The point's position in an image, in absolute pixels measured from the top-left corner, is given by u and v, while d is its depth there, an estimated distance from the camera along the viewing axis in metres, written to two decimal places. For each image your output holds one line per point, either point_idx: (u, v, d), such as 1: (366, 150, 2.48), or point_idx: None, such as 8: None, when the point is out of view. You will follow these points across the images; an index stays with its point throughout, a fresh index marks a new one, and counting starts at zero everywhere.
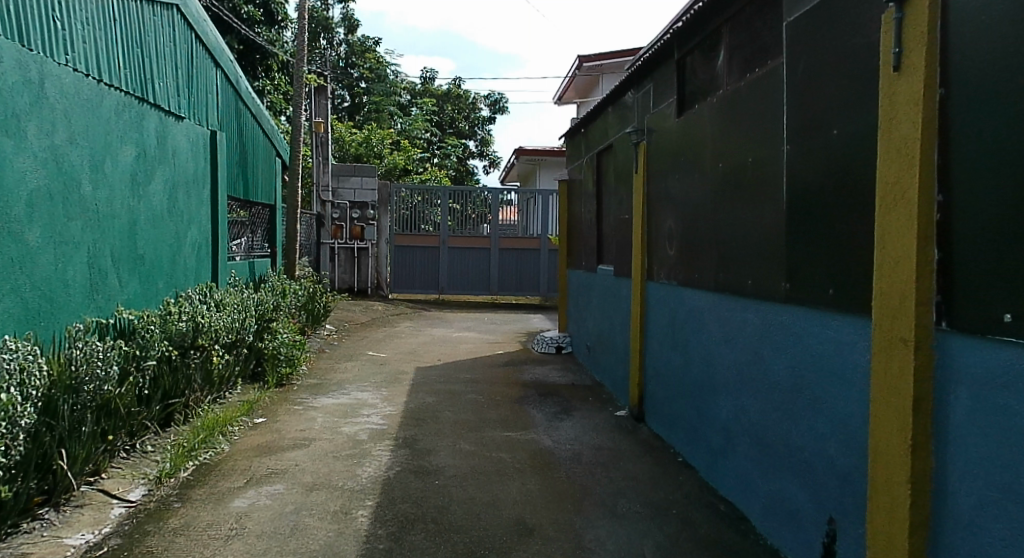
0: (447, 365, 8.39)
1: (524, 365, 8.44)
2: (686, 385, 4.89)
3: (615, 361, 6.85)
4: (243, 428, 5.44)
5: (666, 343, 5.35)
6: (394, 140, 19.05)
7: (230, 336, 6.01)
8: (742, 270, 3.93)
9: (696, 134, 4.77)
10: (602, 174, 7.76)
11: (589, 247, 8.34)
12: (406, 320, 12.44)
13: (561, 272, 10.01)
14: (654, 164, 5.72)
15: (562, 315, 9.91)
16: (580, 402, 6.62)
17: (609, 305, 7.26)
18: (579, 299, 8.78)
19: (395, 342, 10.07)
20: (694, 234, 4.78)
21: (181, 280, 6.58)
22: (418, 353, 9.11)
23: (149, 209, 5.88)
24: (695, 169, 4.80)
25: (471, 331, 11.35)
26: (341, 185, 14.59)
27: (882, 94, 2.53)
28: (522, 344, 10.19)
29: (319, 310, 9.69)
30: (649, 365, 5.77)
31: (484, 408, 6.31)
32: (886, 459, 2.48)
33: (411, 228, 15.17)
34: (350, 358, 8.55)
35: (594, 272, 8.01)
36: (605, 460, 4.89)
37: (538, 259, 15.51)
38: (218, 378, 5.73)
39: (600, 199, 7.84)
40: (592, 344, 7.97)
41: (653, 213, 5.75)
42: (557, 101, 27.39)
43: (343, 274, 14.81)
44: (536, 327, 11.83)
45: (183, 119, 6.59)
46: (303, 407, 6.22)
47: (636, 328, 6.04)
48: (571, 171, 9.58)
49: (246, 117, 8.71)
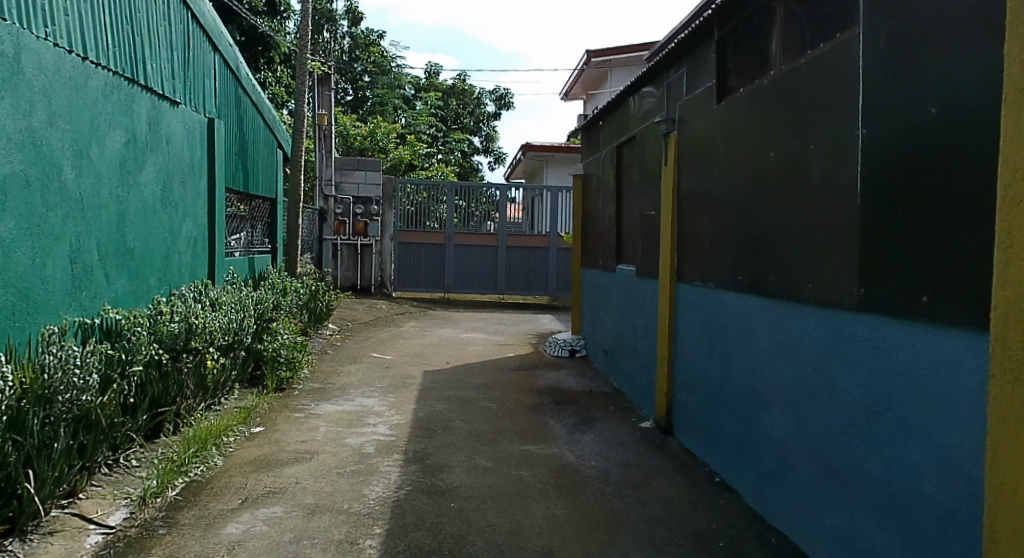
0: (456, 369, 7.97)
1: (537, 369, 8.02)
2: (727, 397, 4.47)
3: (639, 367, 6.44)
4: (239, 438, 5.02)
5: (702, 352, 4.93)
6: (399, 134, 18.61)
7: (228, 338, 5.58)
8: (801, 272, 3.52)
9: (738, 122, 4.35)
10: (624, 169, 7.31)
11: (606, 245, 7.90)
12: (411, 319, 12.03)
13: (574, 271, 9.58)
14: (687, 157, 5.30)
15: (576, 316, 9.48)
16: (600, 411, 6.20)
17: (630, 307, 6.84)
18: (596, 299, 8.35)
19: (400, 343, 9.65)
20: (738, 233, 4.37)
21: (175, 276, 6.15)
22: (425, 355, 8.69)
23: (140, 200, 5.45)
24: (736, 160, 4.38)
25: (479, 332, 10.92)
26: (344, 180, 14.19)
27: (1009, 63, 2.09)
28: (533, 346, 9.76)
29: (320, 308, 9.21)
30: (680, 374, 5.36)
31: (498, 418, 5.89)
32: (1012, 505, 2.05)
33: (415, 224, 14.73)
34: (354, 361, 8.12)
35: (613, 272, 7.57)
36: (634, 480, 4.46)
37: (547, 258, 15.08)
38: (213, 384, 5.29)
39: (620, 195, 7.40)
40: (611, 348, 7.55)
41: (686, 210, 5.33)
42: (564, 97, 26.99)
43: (346, 271, 14.43)
44: (546, 328, 11.40)
45: (178, 105, 6.16)
46: (304, 415, 5.80)
47: (664, 333, 5.63)
48: (587, 166, 9.13)
49: (245, 105, 8.27)
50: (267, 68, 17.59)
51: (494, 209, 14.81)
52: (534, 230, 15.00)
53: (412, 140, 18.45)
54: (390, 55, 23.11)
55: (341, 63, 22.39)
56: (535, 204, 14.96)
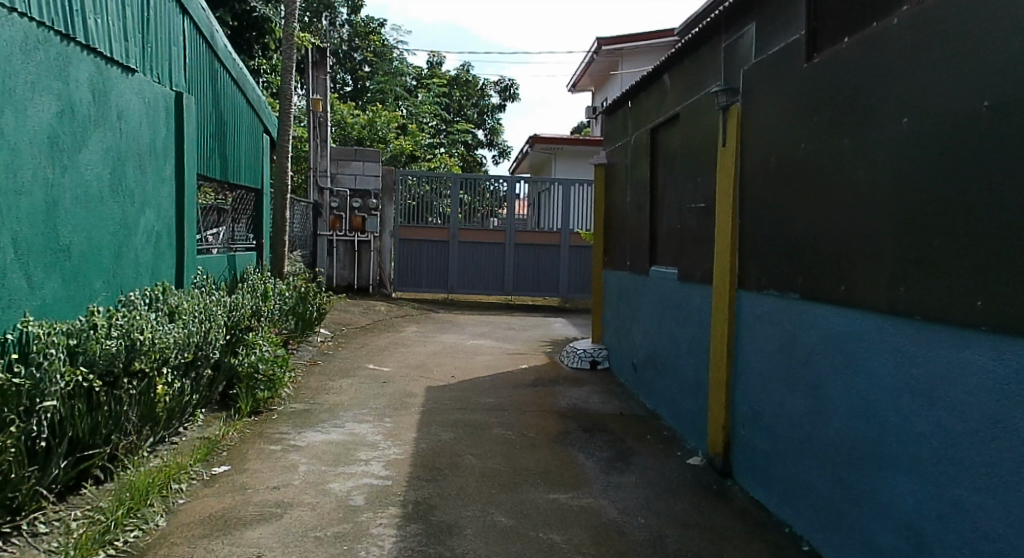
0: (464, 385, 6.95)
1: (556, 386, 7.02)
2: (821, 440, 3.47)
3: (680, 388, 5.45)
4: (194, 484, 3.99)
5: (778, 378, 3.93)
6: (399, 124, 17.56)
7: (189, 353, 4.55)
8: (968, 284, 2.52)
9: (840, 83, 3.34)
10: (660, 154, 6.31)
11: (637, 244, 6.86)
12: (412, 323, 11.02)
13: (595, 272, 8.54)
14: (751, 135, 4.29)
15: (596, 323, 8.46)
16: (637, 442, 5.19)
17: (668, 316, 5.85)
18: (623, 304, 7.34)
19: (400, 351, 8.63)
20: (834, 229, 3.39)
21: (129, 278, 5.14)
22: (428, 367, 7.67)
23: (81, 185, 4.44)
24: (835, 132, 3.38)
25: (486, 338, 9.90)
26: (340, 171, 13.23)
27: None
28: (548, 356, 8.74)
29: (310, 315, 8.17)
30: (740, 401, 4.37)
31: (517, 452, 4.87)
32: None
33: (416, 220, 13.69)
34: (347, 375, 7.10)
35: (646, 275, 6.54)
36: (699, 548, 3.46)
37: (557, 256, 14.01)
38: (165, 414, 4.27)
39: (655, 184, 6.39)
40: (643, 362, 6.55)
41: (749, 201, 4.32)
42: (571, 89, 26.00)
43: (342, 270, 13.41)
44: (560, 335, 10.38)
45: (133, 72, 5.15)
46: (281, 447, 4.77)
47: (717, 350, 4.63)
48: (612, 153, 8.09)
49: (223, 81, 7.24)
50: (261, 53, 16.54)
51: (501, 204, 13.77)
52: (543, 227, 13.95)
53: (413, 131, 17.40)
54: (391, 43, 22.05)
55: (340, 51, 21.35)
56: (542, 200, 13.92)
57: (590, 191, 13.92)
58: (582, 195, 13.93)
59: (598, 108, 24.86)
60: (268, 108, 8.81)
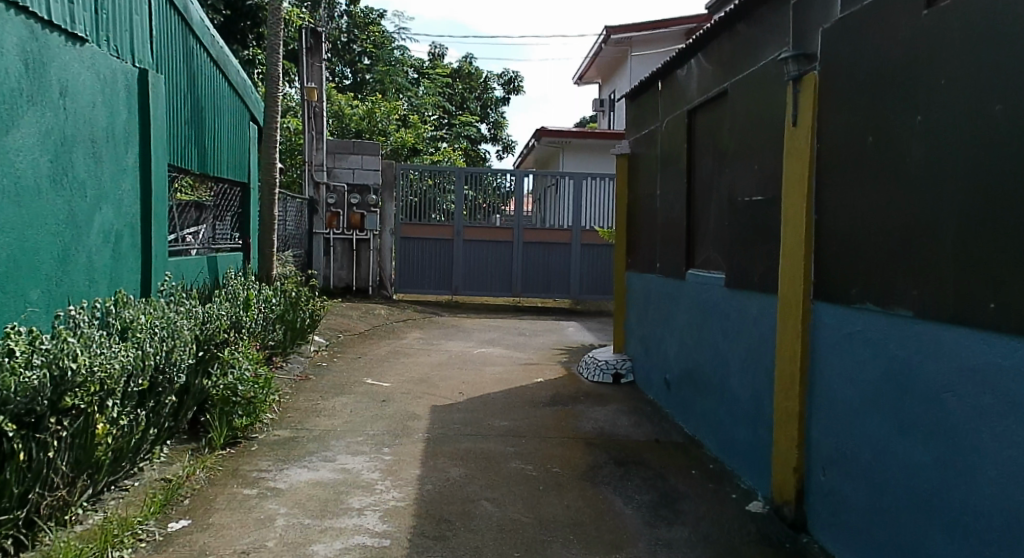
0: (474, 404, 6.14)
1: (578, 405, 6.21)
2: (954, 505, 2.63)
3: (731, 414, 4.62)
4: (141, 548, 3.17)
5: (877, 416, 3.11)
6: (400, 117, 16.71)
7: (145, 380, 3.73)
8: None
9: (981, 32, 2.53)
10: (699, 141, 5.48)
11: (670, 243, 6.03)
12: (415, 329, 10.20)
13: (617, 273, 7.70)
14: (832, 108, 3.46)
15: (618, 331, 7.63)
16: (681, 480, 4.38)
17: (713, 328, 5.02)
18: (652, 311, 6.52)
19: (401, 363, 7.82)
20: (973, 223, 2.56)
21: (79, 285, 4.34)
22: (433, 382, 6.86)
23: (9, 173, 3.63)
24: (972, 97, 2.57)
25: (496, 346, 9.09)
26: (337, 165, 12.53)
27: None
28: (565, 366, 7.94)
29: (300, 324, 7.36)
30: (820, 440, 3.53)
31: (542, 496, 4.06)
32: None
33: (418, 217, 12.86)
34: (341, 393, 6.30)
35: (682, 279, 5.72)
36: None
37: (569, 255, 13.18)
38: (111, 456, 3.46)
39: (693, 174, 5.57)
40: (680, 379, 5.73)
41: (828, 192, 3.50)
42: (578, 80, 25.20)
43: (340, 271, 12.60)
44: (575, 341, 9.57)
45: (82, 42, 4.35)
46: (259, 490, 3.96)
47: (786, 373, 3.79)
48: (636, 142, 7.26)
49: (199, 60, 6.42)
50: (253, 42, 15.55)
51: (505, 201, 12.98)
52: (548, 224, 13.11)
53: (415, 123, 16.55)
54: (391, 34, 21.19)
55: (337, 43, 20.53)
56: (549, 197, 13.04)
57: (600, 185, 13.07)
58: (592, 190, 13.09)
59: (606, 100, 24.01)
60: (254, 95, 7.98)
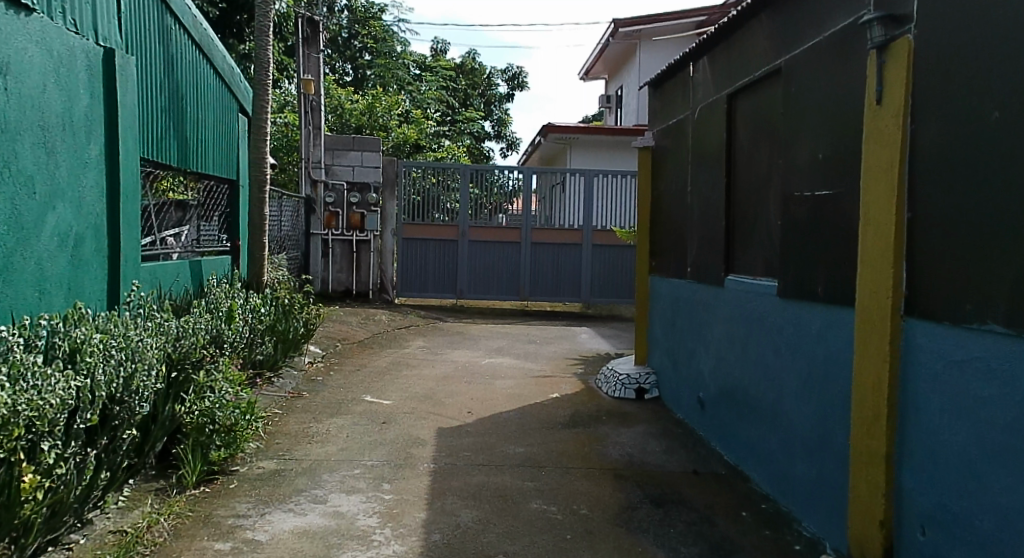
0: (484, 426, 5.50)
1: (600, 427, 5.57)
2: None
3: (789, 446, 3.98)
4: None
5: (1001, 468, 2.45)
6: (402, 112, 16.08)
7: (96, 415, 3.11)
8: None
9: None
10: (740, 130, 4.85)
11: (705, 246, 5.38)
12: (418, 336, 9.57)
13: (639, 278, 7.05)
14: (930, 82, 2.81)
15: (640, 341, 7.00)
16: (732, 525, 3.73)
17: (762, 344, 4.38)
18: (682, 320, 5.89)
19: (404, 375, 7.19)
20: None
21: (24, 298, 3.70)
22: (438, 401, 6.22)
23: None
24: None
25: (505, 356, 8.45)
26: (335, 162, 11.90)
27: None
28: (582, 379, 7.29)
29: (293, 335, 6.73)
30: (913, 491, 2.87)
31: (570, 548, 3.40)
32: None
33: (421, 217, 12.21)
34: (337, 414, 5.66)
35: (720, 286, 5.06)
36: None
37: (579, 256, 12.53)
38: (47, 512, 2.82)
39: (732, 168, 4.94)
40: (717, 399, 5.09)
41: (926, 184, 2.84)
42: (583, 76, 24.60)
43: (339, 274, 11.97)
44: (590, 350, 8.92)
45: (27, 11, 3.71)
46: (233, 544, 3.32)
47: (866, 405, 3.14)
48: (661, 134, 6.61)
49: (177, 42, 5.77)
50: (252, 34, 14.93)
51: (510, 199, 12.32)
52: (554, 223, 12.44)
53: (417, 118, 15.91)
54: (392, 29, 20.58)
55: (336, 38, 19.96)
56: (555, 196, 12.37)
57: (611, 182, 12.42)
58: (602, 188, 12.43)
59: (612, 96, 23.32)
60: (243, 82, 7.28)
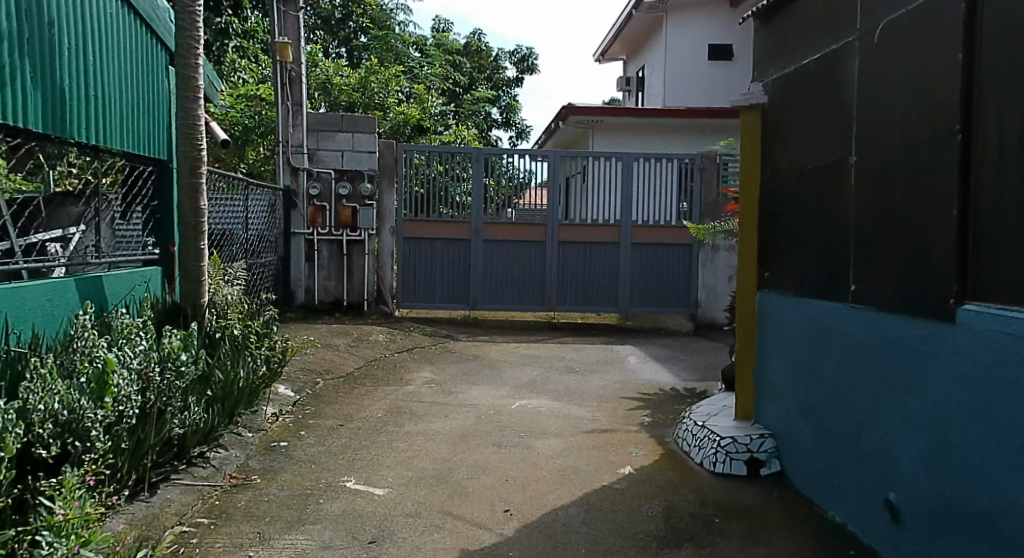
0: (534, 547, 3.40)
1: (720, 545, 3.46)
2: None
3: None
4: None
5: None
6: (403, 90, 13.96)
7: None
8: None
9: None
10: (995, 49, 2.73)
11: (898, 256, 3.27)
12: (425, 363, 7.45)
13: (743, 297, 4.92)
14: None
15: (745, 385, 4.89)
16: None
17: None
18: (837, 364, 3.78)
19: (405, 435, 5.07)
20: None
21: None
22: (458, 488, 4.11)
23: None
24: None
25: (542, 395, 6.32)
26: (322, 146, 9.83)
27: None
28: (658, 438, 5.16)
29: (242, 385, 4.62)
30: None
31: None
32: None
33: (425, 211, 10.09)
34: (301, 523, 3.56)
35: (943, 326, 2.96)
36: None
37: (616, 257, 10.39)
38: None
39: (974, 118, 2.82)
40: (936, 514, 3.00)
41: None
42: (599, 57, 22.60)
43: (326, 281, 9.95)
44: (650, 384, 6.79)
45: None
46: None
47: None
48: (780, 83, 4.47)
49: None
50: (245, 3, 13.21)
51: (520, 192, 10.12)
52: (574, 218, 10.29)
53: (420, 96, 13.79)
54: (391, 5, 18.46)
55: (328, 15, 17.85)
56: (574, 188, 10.31)
57: (653, 168, 10.31)
58: (643, 174, 10.32)
59: (633, 78, 21.11)
60: (165, 10, 5.08)
